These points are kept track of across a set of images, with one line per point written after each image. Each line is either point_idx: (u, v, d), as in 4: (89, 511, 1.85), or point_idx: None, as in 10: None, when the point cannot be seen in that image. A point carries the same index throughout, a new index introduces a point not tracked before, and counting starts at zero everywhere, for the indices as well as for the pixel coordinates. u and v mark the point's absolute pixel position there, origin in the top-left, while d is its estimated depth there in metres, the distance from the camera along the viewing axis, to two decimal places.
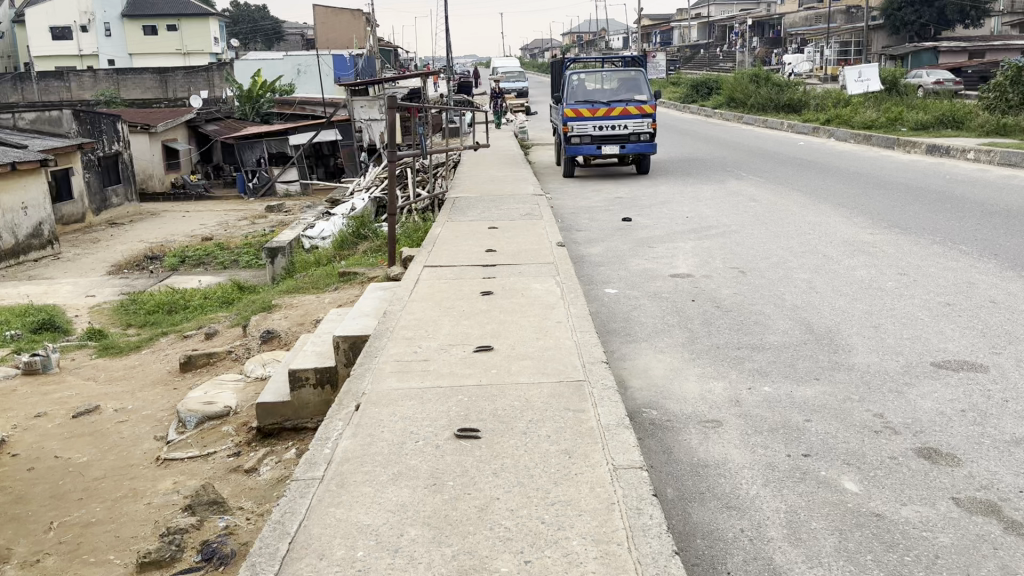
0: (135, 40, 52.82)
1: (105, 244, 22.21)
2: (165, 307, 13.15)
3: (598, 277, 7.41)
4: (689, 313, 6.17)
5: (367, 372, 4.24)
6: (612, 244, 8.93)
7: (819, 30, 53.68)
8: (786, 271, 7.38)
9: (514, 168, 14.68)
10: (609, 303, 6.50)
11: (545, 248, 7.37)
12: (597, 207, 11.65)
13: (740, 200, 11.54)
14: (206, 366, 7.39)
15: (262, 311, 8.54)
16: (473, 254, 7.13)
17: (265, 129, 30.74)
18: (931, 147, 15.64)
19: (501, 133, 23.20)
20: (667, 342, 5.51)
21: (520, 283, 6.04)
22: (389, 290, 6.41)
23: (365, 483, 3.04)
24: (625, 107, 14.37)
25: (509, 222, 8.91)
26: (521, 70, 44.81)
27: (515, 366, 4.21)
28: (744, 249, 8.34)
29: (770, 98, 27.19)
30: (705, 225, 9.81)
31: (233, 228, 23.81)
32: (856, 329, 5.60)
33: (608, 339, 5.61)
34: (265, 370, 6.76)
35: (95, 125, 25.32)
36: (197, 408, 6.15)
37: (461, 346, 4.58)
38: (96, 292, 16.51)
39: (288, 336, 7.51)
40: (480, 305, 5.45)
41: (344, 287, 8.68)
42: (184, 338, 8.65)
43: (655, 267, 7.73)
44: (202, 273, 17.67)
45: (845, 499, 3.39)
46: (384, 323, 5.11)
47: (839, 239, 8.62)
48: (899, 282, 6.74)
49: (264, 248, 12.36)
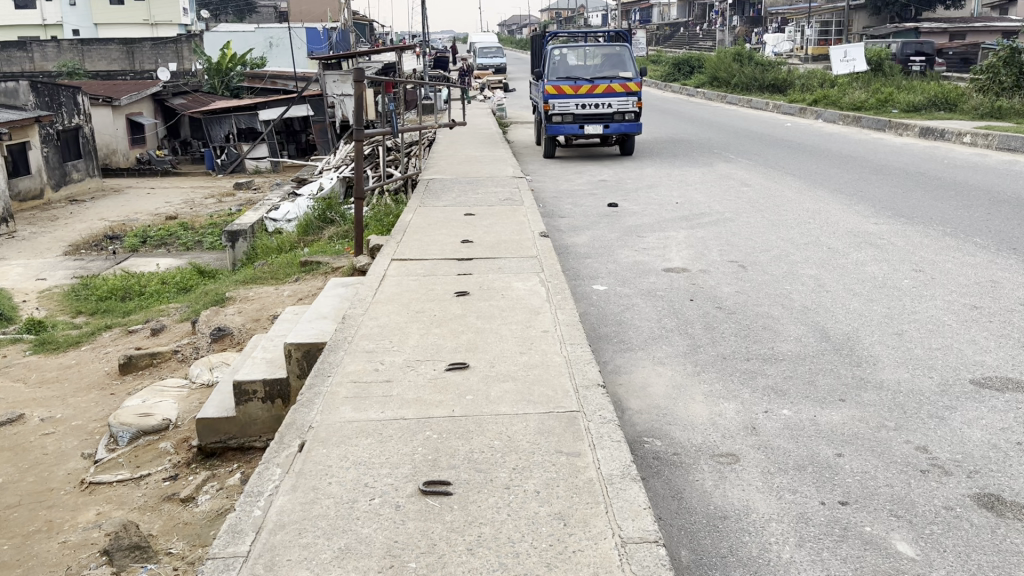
0: (100, 10, 50.55)
1: (64, 222, 21.17)
2: (119, 294, 12.35)
3: (585, 272, 6.73)
4: (689, 316, 5.51)
5: (316, 397, 3.53)
6: (599, 232, 8.26)
7: (800, 9, 53.19)
8: (790, 265, 6.76)
9: (491, 148, 13.96)
10: (598, 302, 5.84)
11: (527, 239, 6.68)
12: (580, 191, 11.01)
13: (732, 185, 10.93)
14: (148, 368, 6.63)
15: (215, 304, 7.77)
16: (447, 246, 6.43)
17: (233, 103, 29.57)
18: (925, 130, 15.12)
19: (478, 110, 22.42)
20: (665, 351, 4.87)
21: (500, 281, 5.35)
22: (351, 287, 5.70)
23: (301, 565, 2.35)
24: (609, 85, 13.65)
25: (486, 208, 8.21)
26: (498, 46, 43.78)
27: (494, 391, 3.52)
28: (742, 240, 7.71)
29: (753, 77, 26.55)
30: (697, 212, 9.17)
31: (199, 206, 22.85)
32: (877, 336, 4.98)
33: (600, 347, 4.95)
34: (213, 376, 6.01)
35: (54, 97, 24.05)
36: (131, 421, 5.39)
37: (431, 363, 3.88)
38: (48, 274, 15.60)
39: (241, 334, 6.77)
40: (454, 309, 4.75)
41: (305, 277, 7.94)
42: (129, 333, 7.86)
43: (646, 260, 7.07)
44: (163, 254, 16.81)
45: (899, 568, 2.77)
46: (342, 331, 4.40)
47: (842, 229, 8.02)
48: (916, 280, 6.14)
49: (224, 232, 11.65)
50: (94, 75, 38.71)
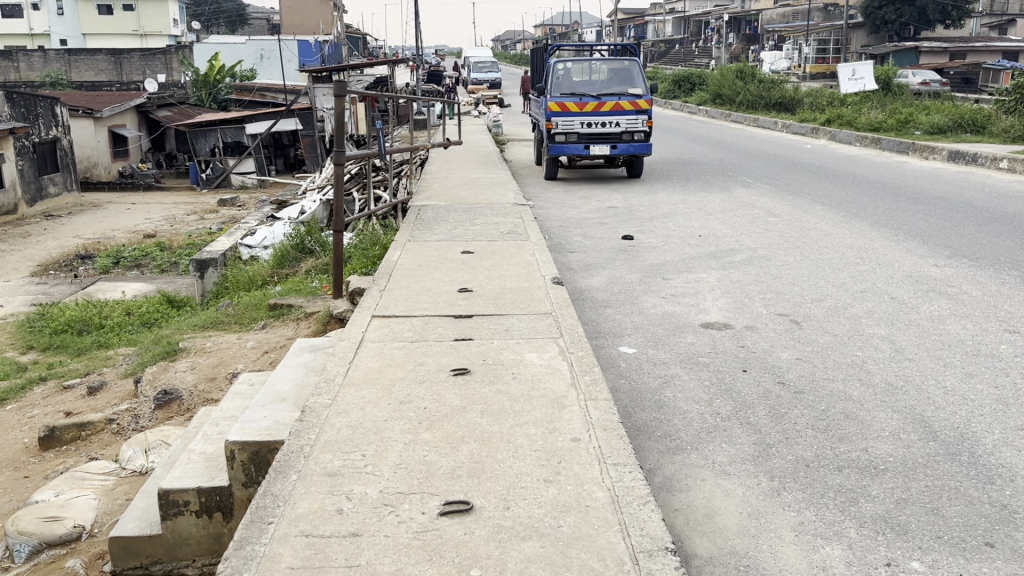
0: (88, 20, 49.54)
1: (36, 240, 19.87)
2: (76, 326, 11.10)
3: (608, 326, 5.57)
4: (748, 397, 4.36)
5: (246, 568, 2.38)
6: (617, 272, 7.15)
7: (798, 27, 52.46)
8: (852, 321, 5.64)
9: (489, 168, 12.87)
10: (628, 373, 4.70)
11: (537, 287, 5.54)
12: (589, 219, 9.91)
13: (757, 215, 9.82)
14: (74, 442, 5.44)
15: (166, 356, 6.58)
16: (441, 297, 5.28)
17: (218, 116, 28.37)
18: (953, 153, 14.12)
19: (474, 127, 21.38)
20: (730, 454, 3.72)
21: (509, 353, 4.19)
22: (322, 354, 4.56)
23: None
24: (617, 102, 12.57)
25: (487, 243, 7.08)
26: (492, 60, 42.88)
27: (514, 560, 2.37)
28: (787, 286, 6.57)
29: (760, 95, 25.49)
30: (725, 247, 8.06)
31: (179, 223, 21.63)
32: (1001, 433, 3.83)
33: (641, 448, 3.79)
34: (148, 461, 4.80)
35: (30, 108, 22.75)
36: (31, 529, 4.19)
37: (417, 498, 2.72)
38: (5, 301, 14.30)
39: (191, 399, 5.61)
40: (451, 399, 3.57)
41: (273, 324, 6.79)
42: (64, 389, 6.67)
43: (679, 311, 5.93)
44: (134, 278, 15.57)
45: None
46: (298, 436, 3.22)
47: (899, 272, 6.91)
48: (1015, 346, 5.02)
49: (192, 261, 10.48)
50: (79, 86, 37.50)
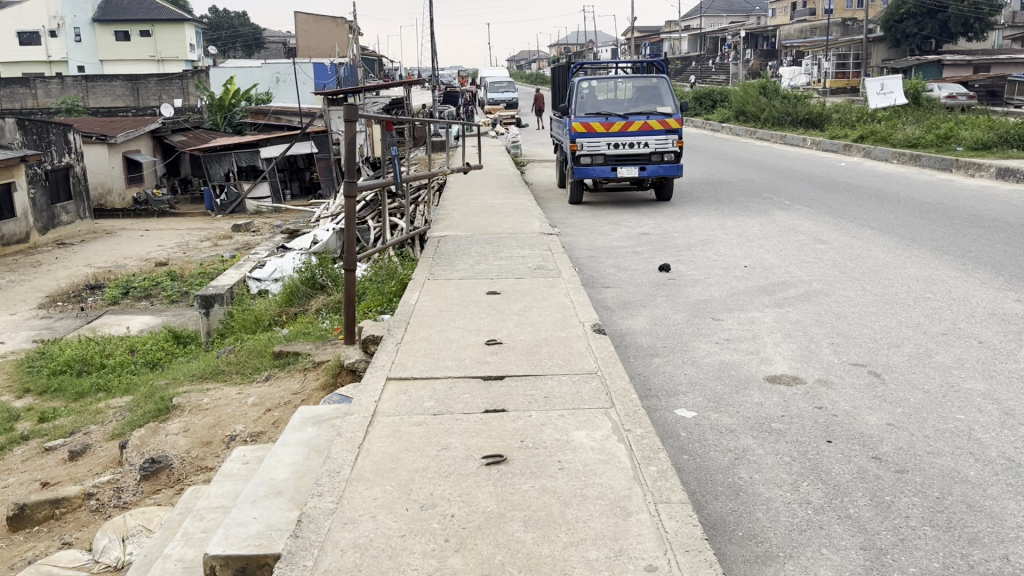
0: (107, 46, 49.82)
1: (47, 269, 19.39)
2: (76, 365, 10.47)
3: (659, 382, 4.82)
4: (841, 478, 3.60)
5: None
6: (660, 311, 6.42)
7: (817, 42, 51.82)
8: (943, 373, 4.86)
9: (512, 193, 12.22)
10: (691, 447, 3.94)
11: (576, 338, 4.79)
12: (623, 247, 9.20)
13: (804, 241, 9.08)
14: (47, 522, 4.74)
15: (157, 414, 5.89)
16: (467, 352, 4.55)
17: (233, 140, 27.92)
18: (1001, 169, 13.36)
19: (493, 149, 20.77)
20: (836, 566, 2.95)
21: (552, 431, 3.45)
22: (330, 429, 3.83)
23: None
24: (645, 121, 11.88)
25: (515, 281, 6.36)
26: (508, 80, 42.51)
27: None
28: (856, 328, 5.81)
29: (786, 111, 24.71)
30: (776, 280, 7.31)
31: (193, 251, 21.13)
32: None
33: (723, 555, 3.04)
34: (125, 552, 4.08)
35: (42, 135, 22.39)
36: None
37: None
38: (9, 337, 13.71)
39: (182, 467, 4.91)
40: (485, 503, 2.83)
41: (277, 375, 6.09)
42: (46, 451, 6.00)
43: (738, 361, 5.17)
44: (142, 310, 14.96)
45: None
46: (291, 565, 2.48)
47: (980, 309, 6.14)
48: None
49: (196, 297, 9.84)
50: (95, 113, 37.32)
